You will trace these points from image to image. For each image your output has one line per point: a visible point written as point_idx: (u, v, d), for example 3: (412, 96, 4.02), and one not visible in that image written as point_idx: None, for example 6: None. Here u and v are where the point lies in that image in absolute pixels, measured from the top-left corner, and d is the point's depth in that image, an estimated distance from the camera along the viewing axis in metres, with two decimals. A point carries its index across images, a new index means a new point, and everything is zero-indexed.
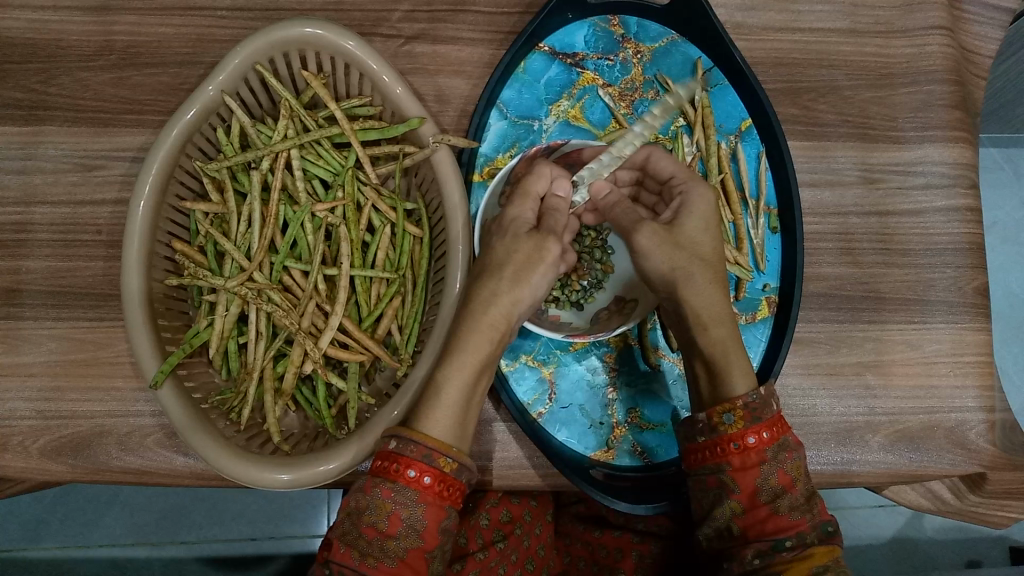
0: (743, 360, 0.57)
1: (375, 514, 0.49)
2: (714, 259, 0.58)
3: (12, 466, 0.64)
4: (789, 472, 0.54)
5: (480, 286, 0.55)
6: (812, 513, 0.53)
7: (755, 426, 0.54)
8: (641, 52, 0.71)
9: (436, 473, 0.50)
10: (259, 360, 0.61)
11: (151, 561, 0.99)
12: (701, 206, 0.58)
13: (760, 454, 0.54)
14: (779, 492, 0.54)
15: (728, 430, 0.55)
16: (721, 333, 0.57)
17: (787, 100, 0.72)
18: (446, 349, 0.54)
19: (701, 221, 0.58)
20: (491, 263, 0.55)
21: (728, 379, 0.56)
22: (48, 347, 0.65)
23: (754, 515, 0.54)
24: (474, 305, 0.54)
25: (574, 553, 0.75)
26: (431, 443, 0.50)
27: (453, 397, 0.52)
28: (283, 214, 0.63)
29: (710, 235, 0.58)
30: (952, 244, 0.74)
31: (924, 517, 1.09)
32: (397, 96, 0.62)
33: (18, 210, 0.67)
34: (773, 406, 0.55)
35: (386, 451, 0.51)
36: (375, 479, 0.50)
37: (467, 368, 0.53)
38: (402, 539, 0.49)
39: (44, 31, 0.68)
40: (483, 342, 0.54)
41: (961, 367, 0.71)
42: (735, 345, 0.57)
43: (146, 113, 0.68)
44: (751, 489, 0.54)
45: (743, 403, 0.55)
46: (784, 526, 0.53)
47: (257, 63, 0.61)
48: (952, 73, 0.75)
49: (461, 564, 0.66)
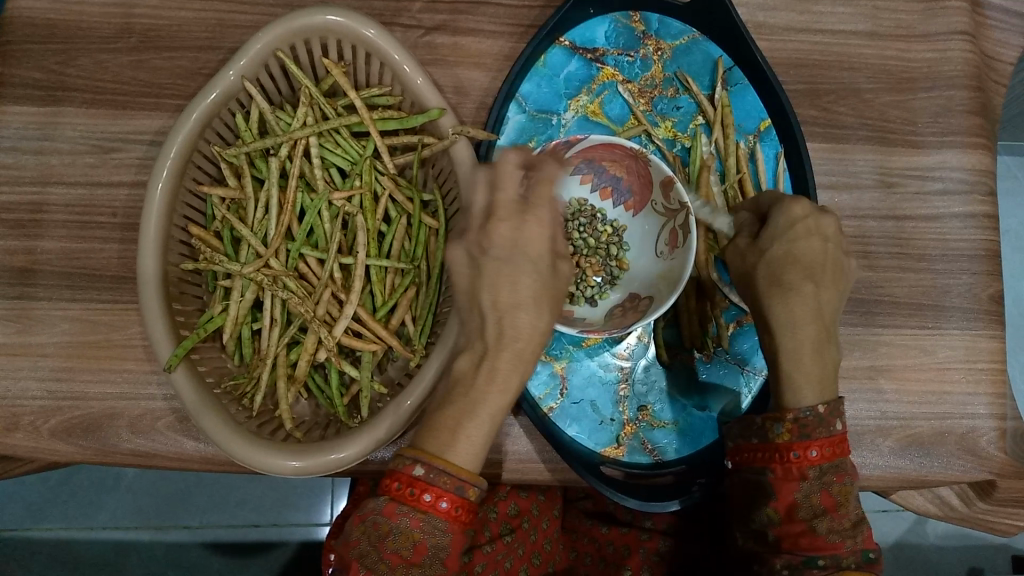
0: (814, 369, 0.54)
1: (399, 541, 0.47)
2: (799, 270, 0.54)
3: (22, 446, 0.64)
4: (835, 495, 0.52)
5: (520, 324, 0.48)
6: (854, 541, 0.51)
7: (804, 442, 0.52)
8: (662, 49, 0.71)
9: (463, 502, 0.47)
10: (273, 346, 0.61)
11: (155, 545, 0.99)
12: (790, 212, 0.55)
13: (801, 470, 0.52)
14: (819, 512, 0.51)
15: (779, 439, 0.53)
16: (797, 342, 0.54)
17: (807, 101, 0.72)
18: (470, 375, 0.49)
19: (787, 227, 0.55)
20: (522, 296, 0.48)
21: (796, 391, 0.54)
22: (61, 328, 0.65)
23: (789, 528, 0.52)
24: (511, 342, 0.48)
25: (581, 549, 0.75)
26: (463, 475, 0.47)
27: (479, 435, 0.48)
28: (300, 202, 0.63)
29: (797, 243, 0.54)
30: (969, 250, 0.73)
31: (926, 523, 1.09)
32: (417, 87, 0.61)
33: (35, 190, 0.68)
34: (834, 426, 0.53)
35: (408, 476, 0.47)
36: (399, 506, 0.47)
37: (495, 406, 0.49)
38: (425, 566, 0.47)
39: (64, 12, 0.68)
40: (513, 380, 0.49)
41: (974, 375, 0.71)
42: (809, 354, 0.54)
43: (163, 97, 0.68)
44: (790, 501, 0.52)
45: (793, 416, 0.53)
46: (820, 545, 0.50)
47: (279, 50, 0.61)
48: (973, 79, 0.75)
49: (468, 556, 0.65)
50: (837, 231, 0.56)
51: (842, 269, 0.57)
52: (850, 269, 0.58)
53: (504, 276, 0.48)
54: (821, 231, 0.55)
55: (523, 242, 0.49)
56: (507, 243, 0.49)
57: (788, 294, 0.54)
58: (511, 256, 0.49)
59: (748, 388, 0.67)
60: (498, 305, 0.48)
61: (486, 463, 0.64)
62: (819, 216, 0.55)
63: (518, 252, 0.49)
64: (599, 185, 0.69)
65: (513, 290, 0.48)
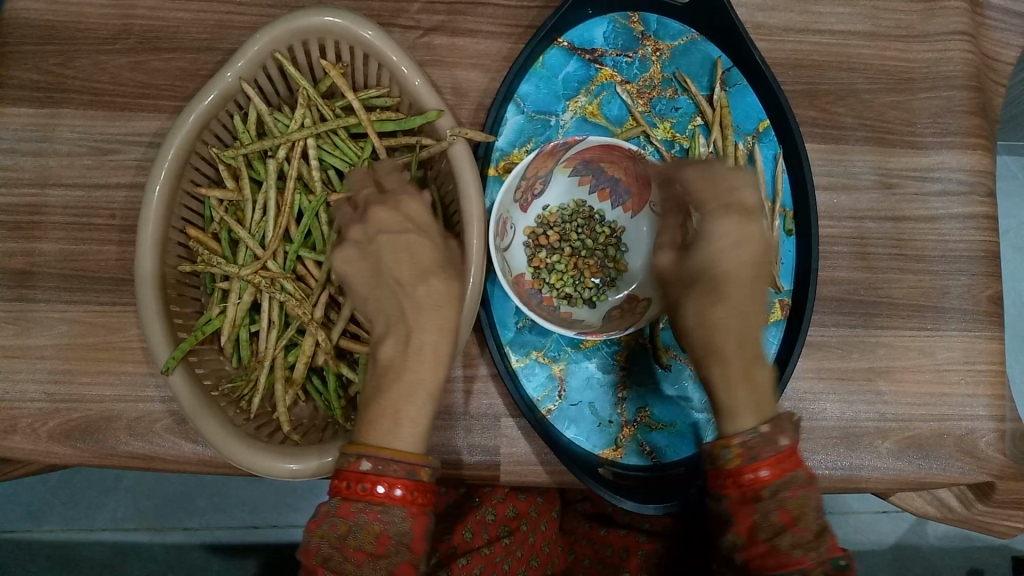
0: (752, 391, 0.51)
1: (361, 537, 0.47)
2: (724, 296, 0.50)
3: (20, 448, 0.64)
4: (791, 510, 0.48)
5: (429, 289, 0.50)
6: (820, 552, 0.47)
7: (754, 463, 0.49)
8: (661, 49, 0.70)
9: (417, 485, 0.48)
10: (271, 349, 0.61)
11: (154, 547, 0.99)
12: (716, 238, 0.51)
13: (756, 490, 0.49)
14: (779, 529, 0.48)
15: (727, 463, 0.50)
16: (730, 369, 0.51)
17: (805, 102, 0.72)
18: (399, 355, 0.50)
19: (711, 255, 0.51)
20: (428, 264, 0.52)
21: (731, 416, 0.51)
22: (59, 330, 0.65)
23: (753, 551, 0.48)
24: (417, 306, 0.50)
25: (579, 551, 0.75)
26: (410, 458, 0.48)
27: (420, 410, 0.49)
28: (298, 203, 0.63)
29: (722, 269, 0.50)
30: (967, 251, 0.73)
31: (926, 524, 1.09)
32: (415, 88, 0.60)
33: (33, 191, 0.67)
34: (779, 442, 0.49)
35: (356, 472, 0.47)
36: (354, 504, 0.47)
37: (429, 378, 0.49)
38: (392, 556, 0.47)
39: (62, 13, 0.68)
40: (438, 346, 0.50)
41: (972, 376, 0.71)
42: (743, 380, 0.51)
43: (162, 98, 0.68)
44: (750, 524, 0.49)
45: (740, 440, 0.50)
46: (785, 562, 0.46)
47: (276, 51, 0.61)
48: (972, 79, 0.75)
49: (466, 558, 0.66)
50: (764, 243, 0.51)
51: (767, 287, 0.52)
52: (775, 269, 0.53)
53: (400, 248, 0.52)
54: (740, 259, 0.50)
55: (412, 218, 0.54)
56: (394, 220, 0.53)
57: (716, 322, 0.50)
58: (403, 230, 0.53)
59: None
60: (400, 280, 0.51)
61: (484, 465, 0.64)
62: (738, 245, 0.50)
63: (409, 226, 0.53)
64: (597, 186, 0.70)
65: (413, 260, 0.52)
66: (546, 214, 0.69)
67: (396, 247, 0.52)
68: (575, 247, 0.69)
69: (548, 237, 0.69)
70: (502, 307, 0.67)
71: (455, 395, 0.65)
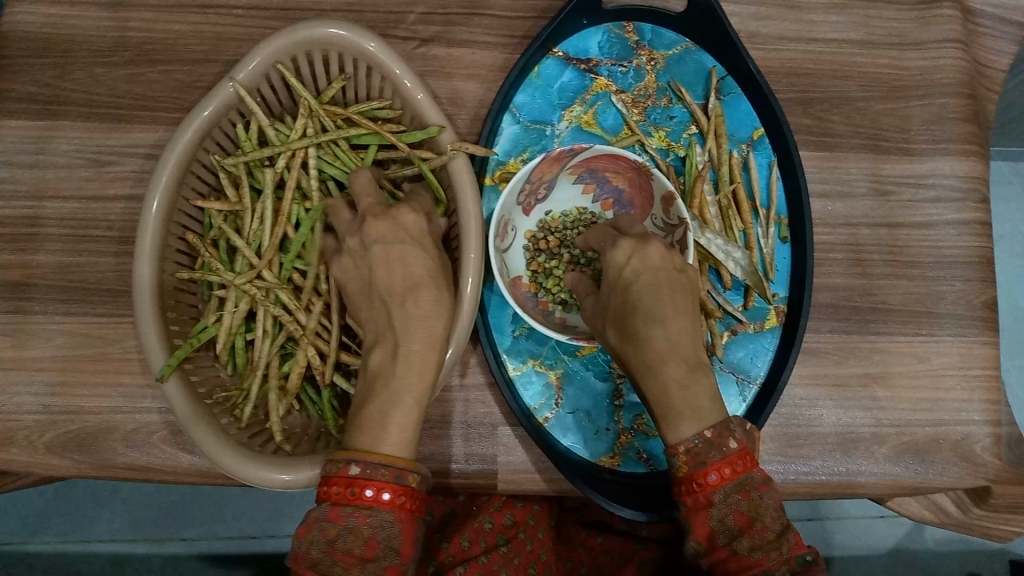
0: (689, 402, 0.49)
1: (349, 540, 0.46)
2: (638, 313, 0.51)
3: (18, 460, 0.64)
4: (746, 512, 0.49)
5: (422, 300, 0.51)
6: (781, 552, 0.47)
7: (701, 470, 0.49)
8: (655, 59, 0.71)
9: (406, 490, 0.48)
10: (266, 358, 0.61)
11: (152, 557, 0.99)
12: (618, 259, 0.54)
13: (707, 497, 0.50)
14: (736, 533, 0.49)
15: (676, 473, 0.50)
16: (663, 377, 0.50)
17: (800, 110, 0.72)
18: (388, 366, 0.50)
19: (617, 278, 0.54)
20: (421, 275, 0.52)
21: (672, 426, 0.50)
22: (57, 342, 0.65)
23: (714, 556, 0.50)
24: (406, 311, 0.50)
25: (576, 559, 0.75)
26: (399, 463, 0.47)
27: (411, 415, 0.49)
28: (296, 213, 0.63)
29: (629, 289, 0.53)
30: (962, 257, 0.73)
31: (924, 529, 1.09)
32: (418, 102, 0.60)
33: (30, 204, 0.68)
34: (727, 446, 0.49)
35: (345, 477, 0.47)
36: (343, 508, 0.47)
37: (416, 385, 0.49)
38: (381, 560, 0.47)
39: (59, 26, 0.68)
40: (428, 356, 0.50)
41: (968, 381, 0.71)
42: (681, 389, 0.50)
43: (158, 110, 0.68)
44: (707, 531, 0.50)
45: (685, 447, 0.49)
46: (746, 565, 0.47)
47: (279, 62, 0.60)
48: (965, 86, 0.75)
49: (463, 566, 0.67)
50: (668, 257, 0.54)
51: (688, 304, 0.53)
52: (692, 287, 0.55)
53: (393, 260, 0.52)
54: (647, 277, 0.52)
55: (406, 228, 0.53)
56: (389, 230, 0.53)
57: (634, 339, 0.51)
58: (396, 240, 0.53)
59: (742, 396, 0.67)
60: (390, 290, 0.51)
61: (482, 474, 0.64)
62: (640, 264, 0.53)
63: (402, 237, 0.53)
64: (600, 196, 0.70)
65: (404, 271, 0.52)
66: (548, 219, 0.70)
67: (388, 259, 0.52)
68: (574, 254, 0.69)
69: (548, 242, 0.69)
70: (500, 315, 0.67)
71: (453, 403, 0.65)
